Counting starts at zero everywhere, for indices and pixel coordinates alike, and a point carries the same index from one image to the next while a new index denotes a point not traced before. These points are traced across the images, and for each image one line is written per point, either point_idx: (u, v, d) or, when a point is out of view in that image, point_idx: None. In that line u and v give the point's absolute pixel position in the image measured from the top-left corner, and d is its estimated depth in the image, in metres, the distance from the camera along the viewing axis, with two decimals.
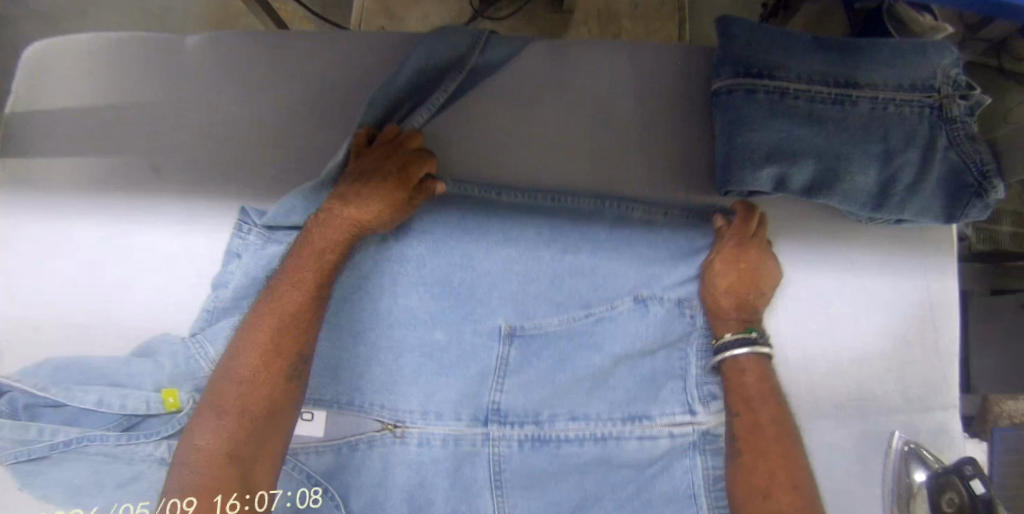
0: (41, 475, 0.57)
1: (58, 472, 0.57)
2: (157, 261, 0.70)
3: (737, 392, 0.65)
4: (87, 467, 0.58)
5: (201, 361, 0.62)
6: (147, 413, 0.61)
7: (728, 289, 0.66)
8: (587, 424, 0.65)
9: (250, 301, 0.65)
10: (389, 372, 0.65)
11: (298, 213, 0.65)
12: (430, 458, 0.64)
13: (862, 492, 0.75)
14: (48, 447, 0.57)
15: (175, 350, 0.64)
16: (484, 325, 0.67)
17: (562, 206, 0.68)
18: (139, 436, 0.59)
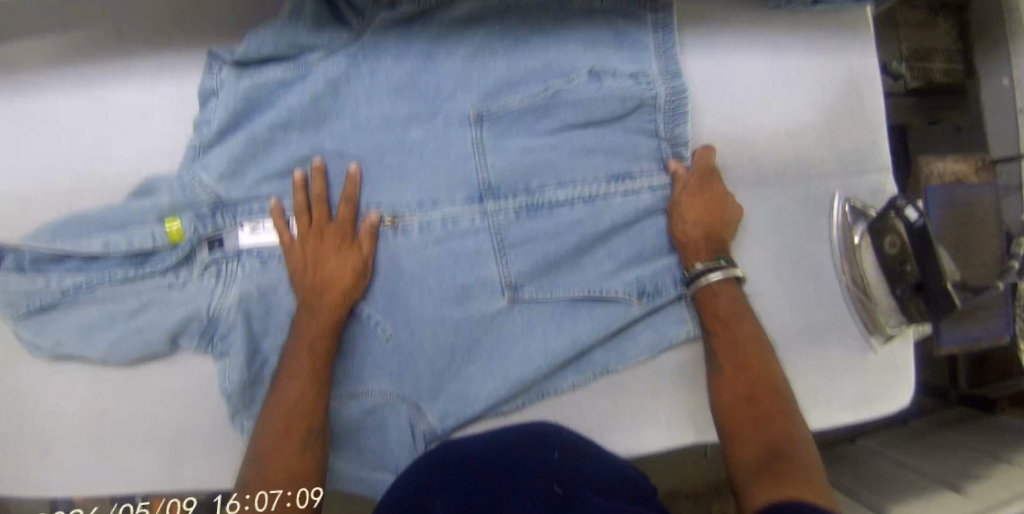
0: (68, 314, 0.72)
1: (75, 310, 0.72)
2: (135, 114, 0.79)
3: (711, 305, 0.76)
4: (98, 304, 0.72)
5: (198, 185, 0.72)
6: (153, 246, 0.72)
7: (695, 219, 0.78)
8: (574, 187, 0.78)
9: (238, 129, 0.75)
10: (380, 171, 0.76)
11: (268, 47, 0.72)
12: (432, 239, 0.75)
13: (812, 246, 0.85)
14: (61, 293, 0.71)
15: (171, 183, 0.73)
16: (454, 114, 0.76)
17: (516, 13, 0.78)
18: (145, 269, 0.73)
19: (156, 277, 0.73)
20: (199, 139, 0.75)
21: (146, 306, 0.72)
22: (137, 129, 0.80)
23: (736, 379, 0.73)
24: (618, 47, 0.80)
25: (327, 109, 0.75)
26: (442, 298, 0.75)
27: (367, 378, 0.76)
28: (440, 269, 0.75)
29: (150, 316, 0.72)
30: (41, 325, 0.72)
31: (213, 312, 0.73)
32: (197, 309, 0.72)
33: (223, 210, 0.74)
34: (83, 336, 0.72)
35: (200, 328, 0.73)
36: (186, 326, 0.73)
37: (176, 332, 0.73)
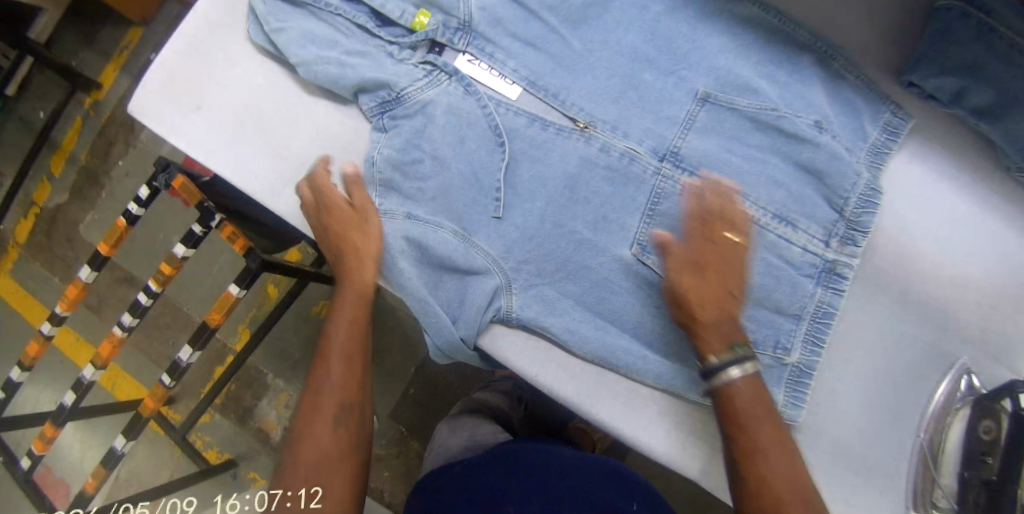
0: (301, 19, 0.86)
1: (312, 21, 0.86)
2: None
3: (696, 299, 0.74)
4: (331, 29, 0.86)
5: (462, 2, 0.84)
6: (398, 20, 0.84)
7: (705, 300, 0.73)
8: (744, 202, 0.81)
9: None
10: (600, 85, 0.83)
11: None
12: (605, 161, 0.81)
13: (910, 391, 0.84)
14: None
15: None
16: (690, 84, 0.84)
17: (784, 38, 0.86)
18: (377, 30, 0.85)
19: (383, 44, 0.86)
20: None
21: (361, 54, 0.84)
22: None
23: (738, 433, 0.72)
24: (847, 110, 0.84)
25: (589, 12, 0.84)
26: (586, 217, 0.81)
27: (484, 236, 0.81)
28: (598, 189, 0.81)
29: (356, 62, 0.84)
30: (285, 15, 0.86)
31: (401, 90, 0.82)
32: (393, 81, 0.82)
33: (464, 34, 0.85)
34: (301, 42, 0.85)
35: (382, 96, 0.83)
36: (373, 89, 0.84)
37: (365, 85, 0.83)
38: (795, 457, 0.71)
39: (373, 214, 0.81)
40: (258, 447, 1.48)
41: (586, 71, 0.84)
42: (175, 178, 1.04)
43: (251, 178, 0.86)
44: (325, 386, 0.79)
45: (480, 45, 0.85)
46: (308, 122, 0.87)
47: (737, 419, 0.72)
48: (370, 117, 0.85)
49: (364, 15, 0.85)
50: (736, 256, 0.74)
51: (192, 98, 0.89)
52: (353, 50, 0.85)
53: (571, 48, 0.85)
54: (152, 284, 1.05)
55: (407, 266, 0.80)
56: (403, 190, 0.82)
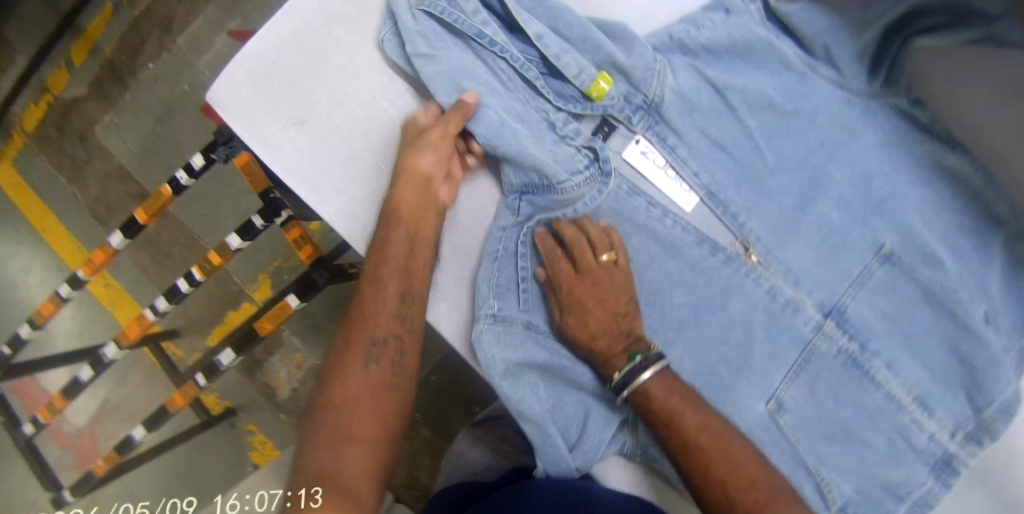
0: (452, 49, 0.72)
1: (466, 52, 0.72)
2: None
3: (580, 319, 0.69)
4: (488, 70, 0.73)
5: (656, 82, 0.69)
6: (575, 81, 0.70)
7: (585, 321, 0.69)
8: (893, 378, 0.76)
9: (715, 64, 0.72)
10: (783, 218, 0.73)
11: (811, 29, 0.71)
12: (766, 305, 0.74)
13: None
14: (474, 28, 0.71)
15: (643, 56, 0.69)
16: (878, 236, 0.75)
17: (982, 204, 0.76)
18: (545, 88, 0.72)
19: (546, 103, 0.73)
20: (683, 43, 0.72)
21: (519, 115, 0.71)
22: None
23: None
24: (1019, 300, 0.78)
25: (791, 123, 0.72)
26: (732, 360, 0.74)
27: None
28: (751, 333, 0.74)
29: (511, 122, 0.71)
30: (435, 40, 0.72)
31: (557, 182, 0.70)
32: (552, 169, 0.70)
33: (646, 114, 0.72)
34: (451, 79, 0.70)
35: (531, 180, 0.72)
36: (524, 164, 0.70)
37: (518, 163, 0.70)
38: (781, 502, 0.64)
39: (487, 320, 0.72)
40: (262, 400, 1.28)
41: (772, 196, 0.73)
42: (238, 155, 0.87)
43: (359, 227, 0.75)
44: (354, 372, 0.67)
45: (662, 132, 0.72)
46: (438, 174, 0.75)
47: (679, 432, 0.65)
48: (506, 193, 0.74)
49: (531, 63, 0.71)
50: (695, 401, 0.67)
51: (300, 107, 0.75)
52: (511, 105, 0.72)
53: (763, 165, 0.72)
54: (196, 271, 0.94)
55: (530, 385, 0.71)
56: (535, 290, 0.74)
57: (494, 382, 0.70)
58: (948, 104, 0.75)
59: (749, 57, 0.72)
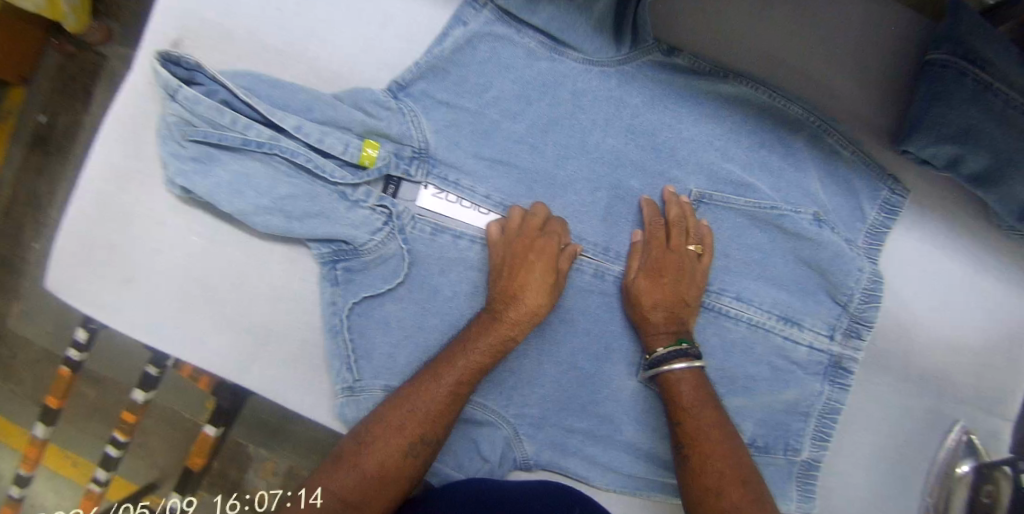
0: (220, 162, 0.72)
1: (242, 161, 0.73)
2: (377, 14, 0.79)
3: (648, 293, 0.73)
4: (267, 169, 0.73)
5: (417, 129, 0.75)
6: (342, 153, 0.74)
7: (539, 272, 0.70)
8: (747, 307, 0.77)
9: (471, 89, 0.77)
10: (583, 202, 0.77)
11: (542, 15, 0.74)
12: (601, 288, 0.76)
13: (913, 451, 0.85)
14: (236, 137, 0.72)
15: (389, 113, 0.75)
16: (679, 183, 0.78)
17: (775, 117, 0.78)
18: (321, 166, 0.73)
19: (330, 185, 0.75)
20: (432, 77, 0.76)
21: (309, 196, 0.74)
22: (371, 31, 0.79)
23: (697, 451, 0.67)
24: (845, 190, 0.80)
25: (559, 115, 0.78)
26: (589, 350, 0.76)
27: (475, 385, 0.75)
28: (595, 318, 0.76)
29: (300, 205, 0.73)
30: (206, 160, 0.72)
31: (361, 244, 0.74)
32: (351, 235, 0.74)
33: (420, 162, 0.76)
34: (233, 192, 0.72)
35: (337, 246, 0.75)
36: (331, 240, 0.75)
37: (317, 236, 0.74)
38: (762, 493, 0.65)
39: (347, 395, 0.74)
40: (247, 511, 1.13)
41: (566, 188, 0.77)
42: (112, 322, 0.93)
43: (213, 357, 0.76)
44: (427, 404, 0.68)
45: (441, 172, 0.76)
46: (262, 285, 0.76)
47: (668, 291, 0.73)
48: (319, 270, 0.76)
49: (303, 153, 0.73)
50: (688, 262, 0.75)
51: (116, 267, 0.75)
52: (297, 198, 0.74)
53: (546, 162, 0.77)
54: (118, 433, 0.94)
55: None
56: (380, 358, 0.74)
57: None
58: (708, 32, 0.79)
59: (497, 70, 0.77)
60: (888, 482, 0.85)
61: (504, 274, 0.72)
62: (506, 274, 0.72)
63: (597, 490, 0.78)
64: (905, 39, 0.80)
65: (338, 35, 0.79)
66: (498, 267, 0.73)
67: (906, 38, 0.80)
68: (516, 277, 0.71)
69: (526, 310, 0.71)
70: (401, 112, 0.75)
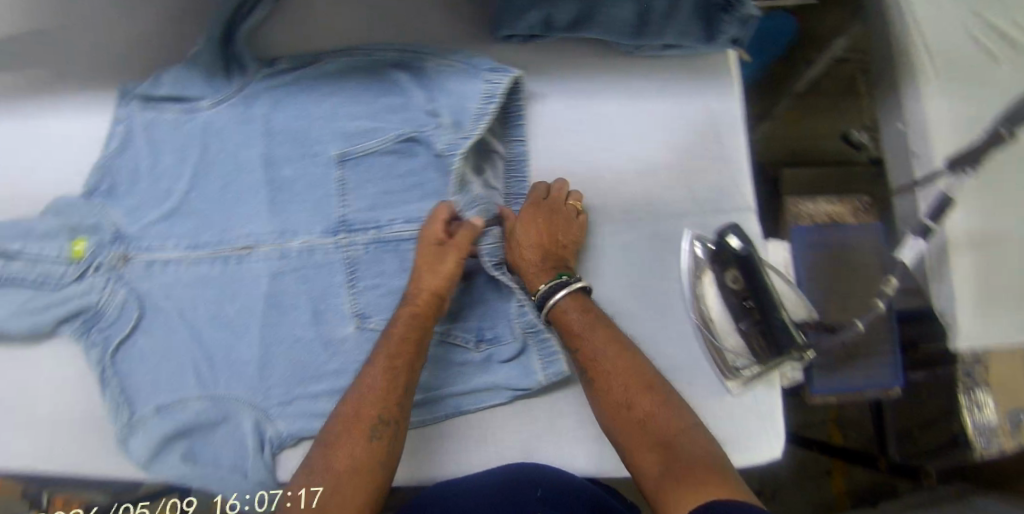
0: None
1: None
2: (58, 142, 0.95)
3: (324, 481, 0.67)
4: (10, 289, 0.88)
5: (107, 210, 0.91)
6: (58, 254, 0.88)
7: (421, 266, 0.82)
8: (418, 224, 0.85)
9: (142, 159, 0.91)
10: (251, 207, 0.87)
11: (163, 84, 0.90)
12: (291, 265, 0.85)
13: (658, 280, 0.87)
14: None
15: (81, 210, 0.90)
16: (323, 155, 0.87)
17: (382, 62, 0.88)
18: (47, 268, 0.88)
19: (53, 284, 0.88)
20: (104, 167, 0.92)
21: (46, 292, 0.88)
22: (61, 156, 0.95)
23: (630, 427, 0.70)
24: (458, 91, 0.86)
25: (210, 150, 0.90)
26: (302, 320, 0.85)
27: (224, 386, 0.85)
28: (297, 293, 0.85)
29: (42, 300, 0.88)
30: None
31: (98, 303, 0.89)
32: (86, 300, 0.88)
33: (120, 242, 0.90)
34: None
35: (85, 316, 0.89)
36: (74, 316, 0.89)
37: (64, 317, 0.89)
38: (670, 398, 0.72)
39: (126, 429, 0.85)
40: None
41: (235, 203, 0.88)
42: None
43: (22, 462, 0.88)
44: (363, 427, 0.71)
45: (137, 243, 0.89)
46: (41, 383, 0.90)
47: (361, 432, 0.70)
48: (82, 339, 0.89)
49: (27, 269, 0.88)
50: (364, 435, 0.70)
51: None
52: (36, 296, 0.89)
53: (214, 194, 0.89)
54: None
55: (173, 452, 0.84)
56: (145, 387, 0.87)
57: (146, 468, 0.84)
58: (307, 30, 0.92)
59: (157, 143, 0.91)
60: (648, 321, 0.87)
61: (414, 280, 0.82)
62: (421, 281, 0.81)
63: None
64: None
65: (38, 172, 0.95)
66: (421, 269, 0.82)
67: None
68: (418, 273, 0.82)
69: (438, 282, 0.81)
70: (94, 206, 0.91)
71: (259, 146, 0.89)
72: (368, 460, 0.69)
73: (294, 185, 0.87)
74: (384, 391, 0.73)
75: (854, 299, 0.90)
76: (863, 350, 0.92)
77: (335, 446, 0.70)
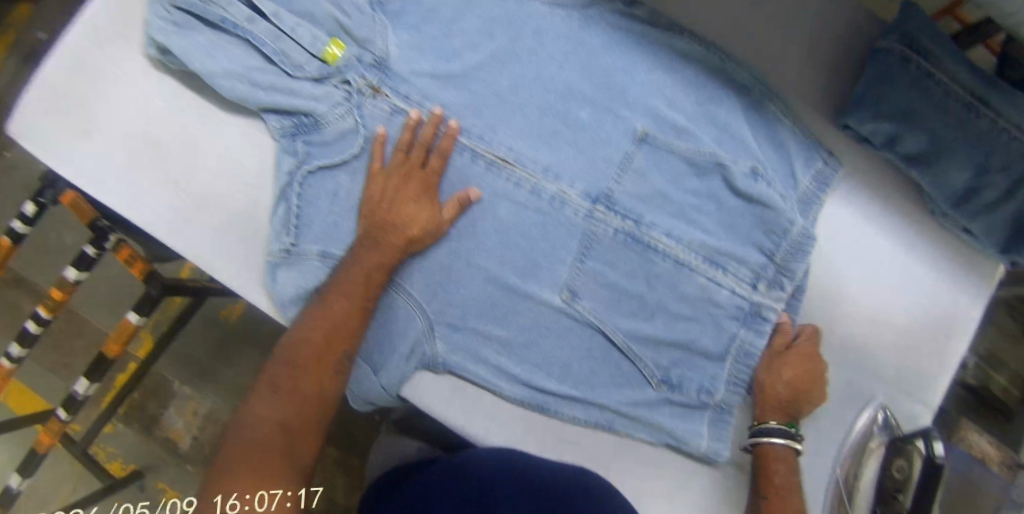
0: (196, 29, 0.78)
1: (221, 36, 0.79)
2: None
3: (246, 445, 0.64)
4: (245, 47, 0.79)
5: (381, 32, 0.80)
6: (311, 46, 0.79)
7: (399, 188, 0.76)
8: (676, 244, 0.80)
9: (446, 7, 0.81)
10: (529, 124, 0.80)
11: None
12: (535, 204, 0.79)
13: (826, 423, 0.88)
14: (217, 9, 0.77)
15: (358, 15, 0.80)
16: (625, 122, 0.81)
17: (728, 77, 0.83)
18: (292, 52, 0.78)
19: (290, 70, 0.79)
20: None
21: (280, 74, 0.79)
22: None
23: None
24: (777, 149, 0.84)
25: (520, 42, 0.81)
26: (515, 261, 0.78)
27: (405, 275, 0.78)
28: (527, 233, 0.79)
29: (270, 78, 0.78)
30: (187, 29, 0.78)
31: (320, 117, 0.79)
32: (310, 106, 0.79)
33: (377, 70, 0.80)
34: (205, 55, 0.77)
35: (298, 120, 0.80)
36: (289, 111, 0.80)
37: (276, 108, 0.79)
38: None
39: (280, 257, 0.78)
40: (165, 456, 1.29)
41: (515, 109, 0.80)
42: (61, 192, 0.89)
43: (152, 217, 0.81)
44: (289, 389, 0.67)
45: (395, 84, 0.80)
46: (212, 153, 0.81)
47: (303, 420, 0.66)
48: (281, 138, 0.81)
49: (274, 41, 0.78)
50: (315, 410, 0.67)
51: (81, 117, 0.80)
52: (266, 71, 0.79)
53: (499, 87, 0.80)
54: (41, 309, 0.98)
55: None
56: (322, 225, 0.79)
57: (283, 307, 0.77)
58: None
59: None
60: (802, 447, 0.87)
61: (379, 207, 0.76)
62: (387, 208, 0.75)
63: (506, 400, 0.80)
64: (857, 30, 0.86)
65: None
66: (387, 196, 0.76)
67: (857, 30, 0.86)
68: (392, 210, 0.75)
69: (415, 227, 0.75)
70: (373, 18, 0.80)
71: (570, 71, 0.81)
72: (284, 420, 0.66)
73: (581, 131, 0.80)
74: (325, 348, 0.69)
75: None
76: None
77: (267, 389, 0.67)
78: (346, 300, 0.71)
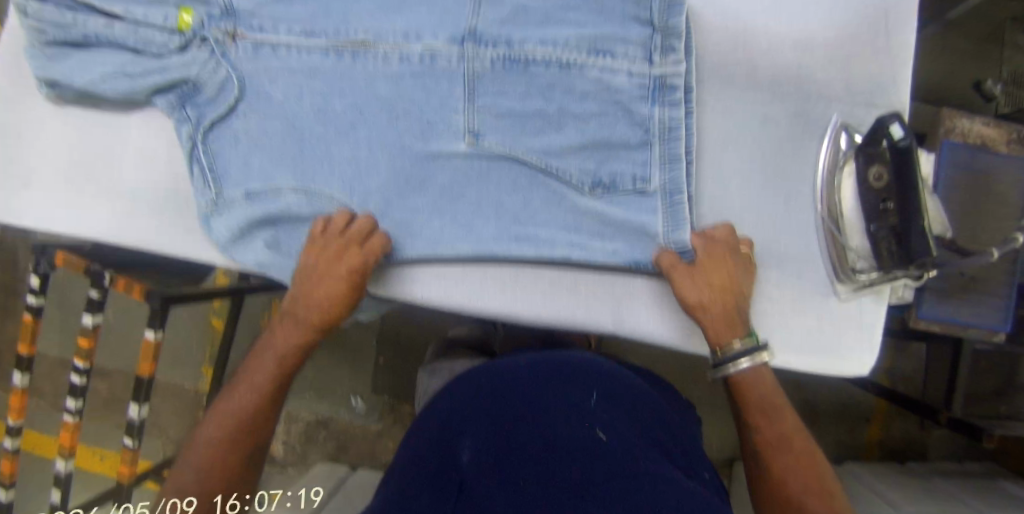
0: (68, 56, 0.83)
1: (93, 51, 0.83)
2: None
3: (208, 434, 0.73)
4: (109, 50, 0.83)
5: None
6: (164, 22, 0.82)
7: (336, 236, 0.77)
8: (554, 48, 0.77)
9: None
10: (377, 2, 0.81)
11: None
12: (410, 71, 0.80)
13: (793, 163, 0.82)
14: (73, 30, 0.81)
15: None
16: None
17: None
18: (152, 36, 0.82)
19: (158, 53, 0.82)
20: None
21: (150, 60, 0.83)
22: None
23: (787, 476, 0.72)
24: None
25: None
26: (412, 129, 0.80)
27: (321, 182, 0.81)
28: (412, 99, 0.80)
29: (144, 68, 0.82)
30: (63, 57, 0.83)
31: (197, 78, 0.82)
32: (184, 73, 0.82)
33: (228, 18, 0.82)
34: (84, 69, 0.83)
35: (181, 90, 0.84)
36: (172, 88, 0.83)
37: (160, 88, 0.84)
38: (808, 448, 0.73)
39: (210, 209, 0.82)
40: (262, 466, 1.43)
41: None
42: (53, 256, 1.06)
43: (124, 234, 0.89)
44: (258, 378, 0.76)
45: (247, 22, 0.82)
46: (145, 151, 0.90)
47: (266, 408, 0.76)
48: (174, 113, 0.84)
49: (132, 33, 0.82)
50: (276, 390, 0.77)
51: (17, 174, 0.91)
52: (139, 60, 0.83)
53: None
54: (78, 361, 1.09)
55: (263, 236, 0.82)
56: (235, 170, 0.82)
57: (229, 248, 0.82)
58: None
59: None
60: (776, 202, 0.82)
61: (321, 258, 0.77)
62: (327, 248, 0.77)
63: (457, 259, 0.82)
64: None
65: None
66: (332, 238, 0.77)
67: None
68: (332, 262, 0.76)
69: (355, 269, 0.77)
70: None
71: None
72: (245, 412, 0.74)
73: None
74: (286, 345, 0.78)
75: (982, 228, 0.85)
76: (979, 284, 0.86)
77: (240, 383, 0.77)
78: (307, 316, 0.78)
